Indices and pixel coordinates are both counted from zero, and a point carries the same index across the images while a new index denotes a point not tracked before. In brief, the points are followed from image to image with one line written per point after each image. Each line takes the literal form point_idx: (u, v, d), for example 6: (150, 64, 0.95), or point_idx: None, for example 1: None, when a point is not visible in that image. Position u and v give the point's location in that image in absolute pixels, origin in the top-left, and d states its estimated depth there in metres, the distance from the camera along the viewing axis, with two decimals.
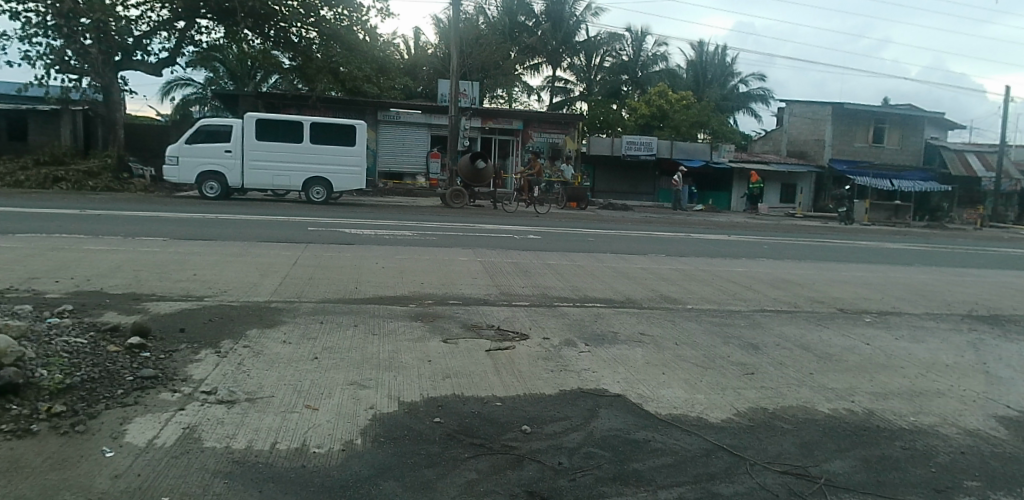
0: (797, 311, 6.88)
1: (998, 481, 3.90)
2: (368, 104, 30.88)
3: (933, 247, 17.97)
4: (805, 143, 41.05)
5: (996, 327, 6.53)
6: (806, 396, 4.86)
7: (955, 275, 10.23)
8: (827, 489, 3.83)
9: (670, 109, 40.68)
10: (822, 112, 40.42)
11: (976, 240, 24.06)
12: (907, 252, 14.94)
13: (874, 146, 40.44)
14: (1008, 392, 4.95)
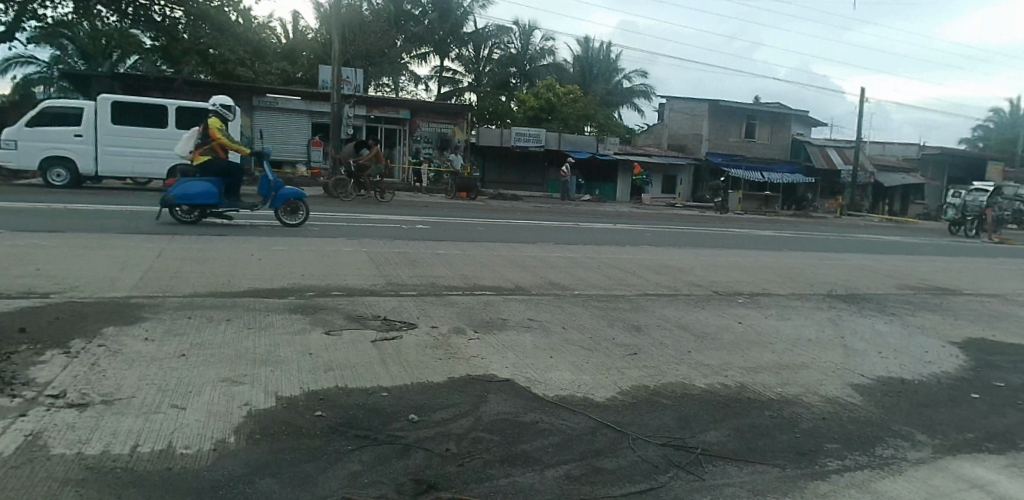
0: (677, 294, 7.22)
1: (852, 443, 4.31)
2: (241, 88, 29.95)
3: (796, 234, 19.44)
4: (684, 138, 43.45)
5: (851, 304, 7.16)
6: (684, 373, 5.09)
7: (812, 259, 11.21)
8: (701, 460, 4.08)
9: (557, 102, 41.32)
10: (699, 109, 42.91)
11: (836, 228, 26.26)
12: (768, 238, 16.15)
13: (746, 141, 43.44)
14: (862, 363, 5.45)
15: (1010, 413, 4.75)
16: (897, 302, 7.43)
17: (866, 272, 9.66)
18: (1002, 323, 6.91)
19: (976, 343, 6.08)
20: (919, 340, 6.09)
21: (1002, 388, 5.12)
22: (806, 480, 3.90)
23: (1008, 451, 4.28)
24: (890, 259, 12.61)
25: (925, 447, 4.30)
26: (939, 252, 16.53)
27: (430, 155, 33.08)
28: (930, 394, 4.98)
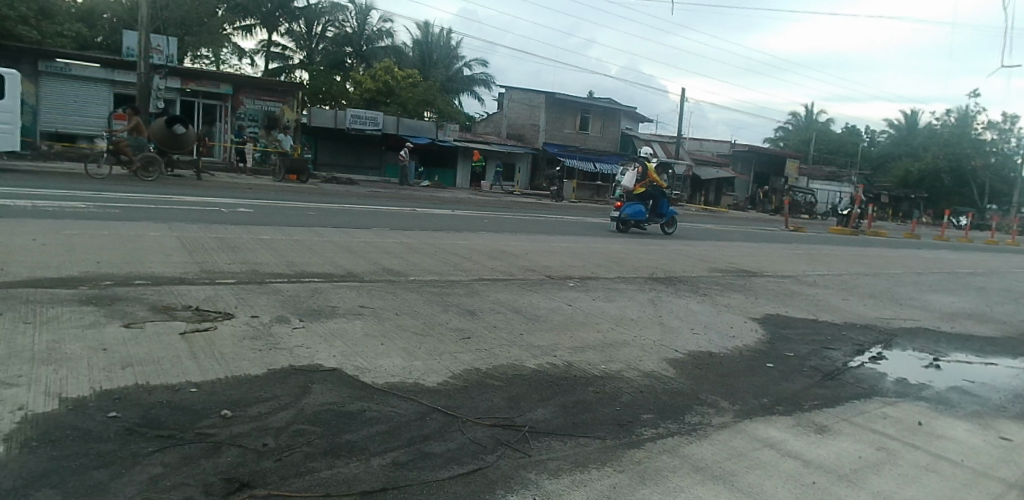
0: (511, 278, 7.41)
1: (666, 413, 4.66)
2: (25, 51, 27.02)
3: (621, 221, 20.87)
4: (522, 128, 44.81)
5: (669, 286, 7.77)
6: (516, 355, 5.21)
7: (634, 244, 12.06)
8: (528, 438, 4.20)
9: (396, 85, 41.15)
10: (536, 100, 44.40)
11: (659, 216, 28.64)
12: (596, 225, 17.14)
13: (580, 132, 45.86)
14: (675, 339, 5.93)
15: (796, 378, 5.40)
16: (708, 283, 8.20)
17: (682, 256, 10.57)
18: (788, 299, 7.90)
19: (770, 318, 6.88)
20: (725, 317, 6.75)
21: (789, 357, 5.82)
22: (623, 450, 4.17)
23: (794, 411, 4.86)
24: (697, 245, 13.93)
25: (728, 412, 4.76)
26: (737, 237, 18.57)
27: (255, 134, 31.94)
28: (733, 364, 5.52)
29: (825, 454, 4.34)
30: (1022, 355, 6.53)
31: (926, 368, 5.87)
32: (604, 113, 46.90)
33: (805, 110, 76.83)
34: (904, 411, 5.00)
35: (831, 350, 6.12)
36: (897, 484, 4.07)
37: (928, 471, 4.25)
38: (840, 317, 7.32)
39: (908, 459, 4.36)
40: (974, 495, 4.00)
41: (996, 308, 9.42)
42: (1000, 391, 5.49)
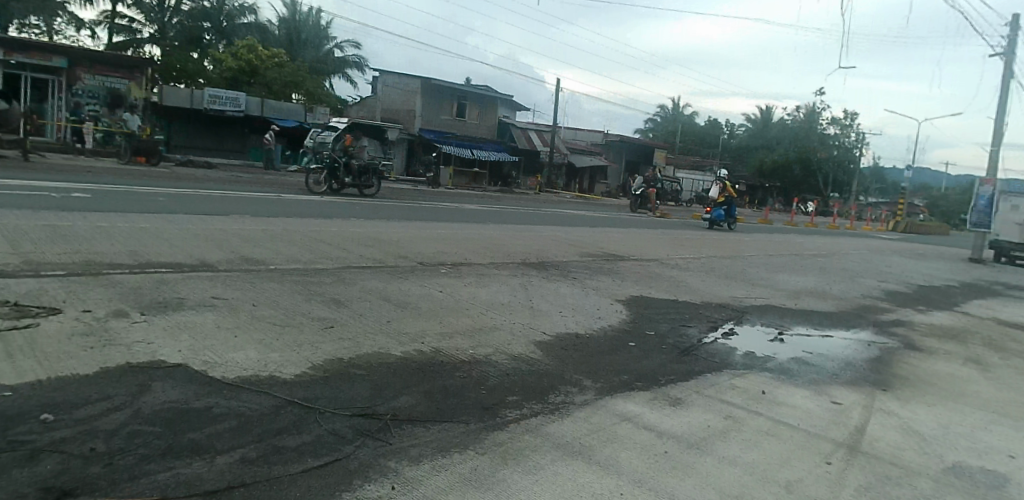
0: (382, 265, 7.28)
1: (531, 394, 4.73)
2: None
3: (496, 208, 21.17)
4: (398, 112, 44.80)
5: (540, 271, 7.94)
6: (381, 343, 5.12)
7: (507, 230, 12.26)
8: (390, 426, 4.11)
9: (261, 65, 39.78)
10: (412, 85, 44.41)
11: (537, 203, 29.45)
12: (473, 212, 17.35)
13: (457, 119, 46.38)
14: (543, 321, 6.07)
15: (654, 355, 5.68)
16: (579, 267, 8.47)
17: (556, 242, 10.88)
18: (653, 281, 8.32)
19: (634, 299, 7.21)
20: (593, 299, 6.99)
21: (650, 335, 6.11)
22: (487, 433, 4.20)
23: (652, 386, 5.10)
24: (568, 231, 14.47)
25: (591, 390, 4.91)
26: (608, 223, 19.54)
27: (96, 112, 29.74)
28: (598, 345, 5.72)
29: (680, 426, 4.63)
30: (851, 328, 7.32)
31: (772, 342, 6.39)
32: (480, 100, 47.51)
33: (673, 103, 81.70)
34: (751, 382, 5.39)
35: (689, 328, 6.50)
36: (741, 451, 4.43)
37: (769, 435, 4.66)
38: (700, 297, 7.80)
39: (754, 426, 4.75)
40: (805, 456, 4.47)
41: (831, 285, 10.50)
42: (832, 360, 6.11)
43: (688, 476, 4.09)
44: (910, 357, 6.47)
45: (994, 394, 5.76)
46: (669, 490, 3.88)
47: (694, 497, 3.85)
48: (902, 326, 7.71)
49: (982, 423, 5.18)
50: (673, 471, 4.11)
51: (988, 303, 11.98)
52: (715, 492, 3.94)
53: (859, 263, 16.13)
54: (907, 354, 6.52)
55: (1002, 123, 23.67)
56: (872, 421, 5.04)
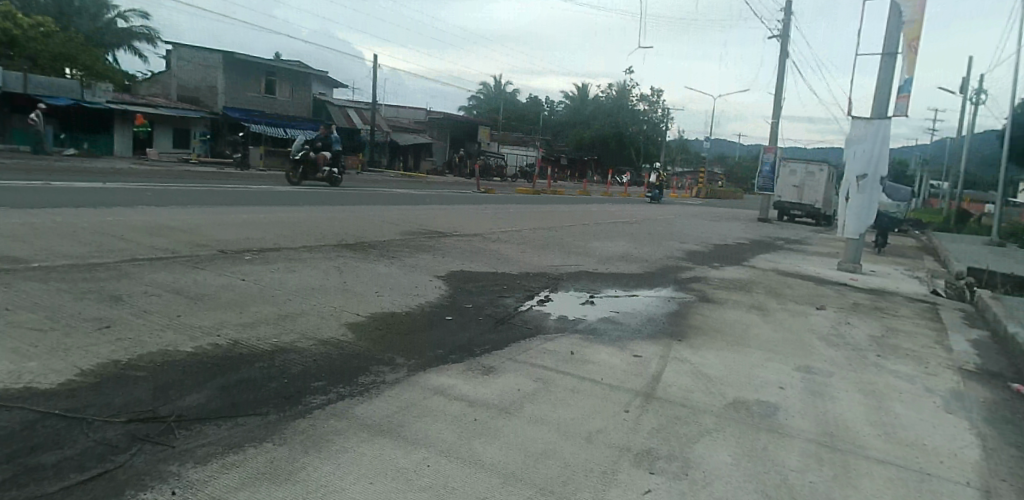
0: (176, 255, 6.87)
1: (338, 378, 4.64)
2: None
3: (308, 189, 20.82)
4: (198, 89, 42.15)
5: (359, 252, 8.00)
6: (170, 340, 4.77)
7: (313, 212, 12.15)
8: (175, 428, 3.79)
9: (23, 35, 35.85)
10: (210, 60, 41.93)
11: (358, 182, 29.61)
12: (288, 194, 17.11)
13: (266, 96, 44.23)
14: (353, 302, 6.08)
15: (470, 326, 5.85)
16: (398, 246, 8.72)
17: (373, 224, 11.00)
18: (475, 257, 8.60)
19: (454, 274, 7.45)
20: (411, 276, 7.14)
21: (467, 308, 6.31)
22: (288, 422, 4.04)
23: (467, 358, 5.24)
24: (382, 210, 14.74)
25: (402, 368, 4.93)
26: (431, 200, 20.14)
27: None
28: (412, 321, 5.79)
29: (491, 393, 4.80)
30: (655, 286, 8.14)
31: (583, 304, 6.90)
32: (292, 76, 45.66)
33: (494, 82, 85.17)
34: (561, 344, 5.74)
35: (506, 298, 6.78)
36: (549, 410, 4.71)
37: (575, 392, 5.01)
38: (518, 267, 8.25)
39: (562, 385, 5.06)
40: (607, 408, 4.88)
41: (638, 249, 11.65)
42: (635, 317, 6.74)
43: (498, 440, 4.24)
44: (702, 309, 7.37)
45: (768, 335, 6.78)
46: (477, 456, 4.00)
47: (501, 461, 3.98)
48: (697, 282, 8.76)
49: (757, 361, 6.05)
50: (483, 438, 4.24)
51: (766, 257, 14.09)
52: (522, 452, 4.13)
53: (661, 228, 18.16)
54: (700, 306, 7.42)
55: (780, 97, 28.90)
56: (668, 369, 5.62)
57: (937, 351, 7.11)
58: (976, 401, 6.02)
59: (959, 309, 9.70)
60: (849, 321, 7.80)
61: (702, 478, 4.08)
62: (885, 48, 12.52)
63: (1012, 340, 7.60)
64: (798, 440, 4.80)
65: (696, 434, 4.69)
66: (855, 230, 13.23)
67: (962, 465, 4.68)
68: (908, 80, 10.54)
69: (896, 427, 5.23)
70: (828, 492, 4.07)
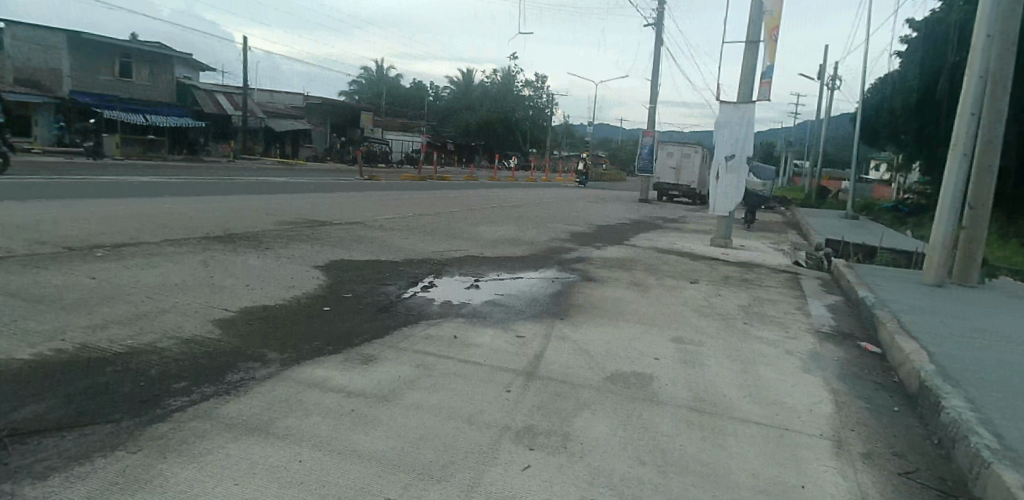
0: (14, 255, 6.34)
1: (202, 378, 4.43)
2: None
3: (161, 178, 19.63)
4: (35, 71, 37.18)
5: (227, 245, 8.10)
6: (4, 348, 4.36)
7: (168, 205, 11.60)
8: (9, 443, 3.44)
9: None
10: (55, 40, 37.50)
11: (222, 170, 28.40)
12: (146, 184, 16.17)
13: (122, 80, 40.70)
14: (221, 297, 5.94)
15: (349, 316, 5.93)
16: (272, 237, 9.07)
17: (243, 219, 10.72)
18: (365, 245, 9.16)
19: (332, 263, 7.74)
20: (287, 266, 7.34)
21: (346, 297, 6.42)
22: (145, 426, 3.80)
23: (343, 348, 5.24)
24: (249, 201, 14.32)
25: (273, 363, 4.81)
26: (309, 190, 19.70)
27: None
28: (284, 315, 5.73)
29: (370, 383, 4.76)
30: (540, 269, 8.61)
31: (467, 287, 7.26)
32: (151, 59, 42.31)
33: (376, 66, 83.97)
34: (445, 329, 5.86)
35: (389, 286, 6.95)
36: (429, 396, 4.72)
37: (456, 376, 5.07)
38: (399, 254, 8.76)
39: (442, 370, 5.12)
40: (488, 389, 4.95)
41: (522, 234, 12.17)
42: (520, 299, 7.03)
43: (376, 429, 4.18)
44: (584, 289, 7.72)
45: (646, 310, 7.22)
46: (353, 447, 3.92)
47: (378, 450, 3.92)
48: (580, 261, 9.44)
49: (633, 335, 6.41)
50: (360, 429, 4.16)
51: (647, 236, 14.92)
52: (401, 440, 4.09)
53: (548, 213, 18.77)
54: (582, 285, 7.86)
55: (655, 85, 31.01)
56: (550, 347, 5.84)
57: (798, 316, 7.84)
58: (830, 359, 6.65)
59: (817, 277, 10.70)
60: (719, 294, 8.43)
61: (580, 450, 4.22)
62: (750, 36, 13.37)
63: (862, 303, 8.46)
64: (672, 406, 5.08)
65: (576, 408, 4.86)
66: (724, 208, 14.35)
67: (816, 418, 5.15)
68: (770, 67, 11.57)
69: (761, 388, 5.66)
70: (698, 454, 4.33)
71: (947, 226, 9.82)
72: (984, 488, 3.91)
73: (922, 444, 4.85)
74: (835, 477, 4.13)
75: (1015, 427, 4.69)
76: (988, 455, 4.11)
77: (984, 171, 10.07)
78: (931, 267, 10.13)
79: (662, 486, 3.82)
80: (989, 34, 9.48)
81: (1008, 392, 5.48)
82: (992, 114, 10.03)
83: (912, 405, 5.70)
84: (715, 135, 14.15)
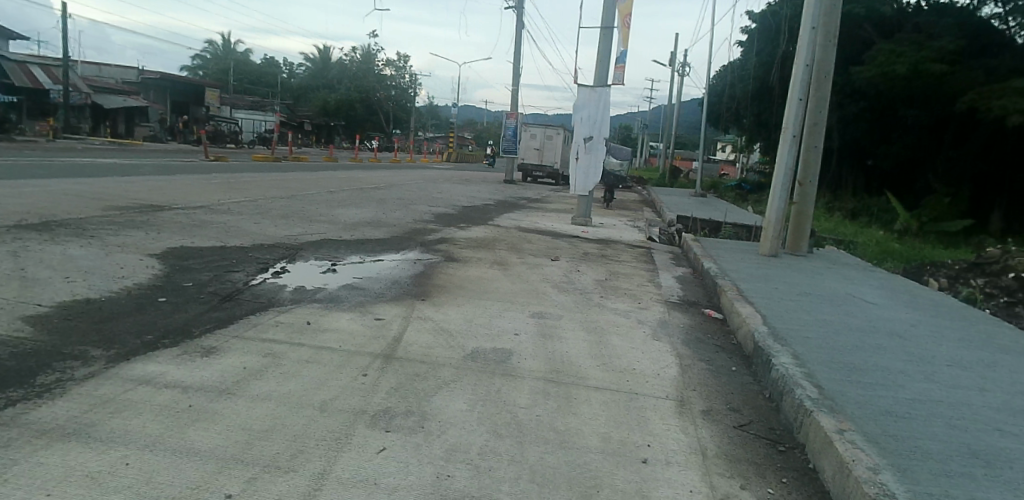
0: None
1: (10, 381, 4.01)
2: None
3: None
4: None
5: (44, 233, 7.56)
6: None
7: None
8: None
9: None
10: None
11: (31, 151, 25.44)
12: None
13: None
14: (38, 293, 5.52)
15: (189, 306, 5.92)
16: (100, 224, 8.62)
17: (62, 204, 9.89)
18: (216, 233, 9.20)
19: (168, 252, 7.66)
20: (117, 257, 7.08)
21: (188, 287, 6.46)
22: None
23: (180, 342, 5.08)
24: (65, 183, 13.18)
25: (96, 362, 4.49)
26: (142, 171, 18.34)
27: None
28: (112, 309, 5.50)
29: (210, 376, 4.55)
30: (403, 251, 9.21)
31: (324, 272, 7.69)
32: None
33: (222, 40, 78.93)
34: (299, 316, 6.00)
35: (236, 273, 7.21)
36: (277, 385, 4.55)
37: (307, 364, 4.97)
38: (250, 240, 9.03)
39: (292, 359, 5.02)
40: (343, 375, 4.85)
41: (379, 218, 12.40)
42: (377, 281, 7.47)
43: (216, 424, 3.90)
44: (446, 274, 7.99)
45: (507, 288, 7.67)
46: (188, 445, 3.60)
47: (217, 445, 3.64)
48: (443, 244, 9.96)
49: (492, 314, 6.66)
50: (198, 425, 3.87)
51: (512, 216, 15.41)
52: (244, 433, 3.83)
53: (411, 194, 18.84)
54: (442, 267, 8.38)
55: (517, 69, 31.96)
56: (408, 330, 5.98)
57: (649, 288, 8.53)
58: (675, 325, 7.24)
59: (668, 252, 11.60)
60: (578, 270, 9.00)
61: (437, 428, 4.17)
62: (604, 22, 14.00)
63: (705, 274, 9.28)
64: (529, 380, 5.23)
65: (435, 387, 4.86)
66: (584, 187, 15.14)
67: (662, 382, 5.53)
68: (624, 53, 12.38)
69: (614, 356, 6.01)
70: (553, 422, 4.46)
71: (780, 203, 10.95)
72: (806, 432, 4.33)
73: (756, 399, 5.34)
74: (677, 434, 4.43)
75: (830, 376, 5.27)
76: (808, 402, 4.53)
77: (811, 151, 11.26)
78: (767, 240, 11.26)
79: (518, 456, 3.84)
80: (813, 26, 10.54)
81: (827, 348, 6.19)
82: (817, 100, 11.20)
83: (747, 364, 6.30)
84: (573, 117, 14.95)
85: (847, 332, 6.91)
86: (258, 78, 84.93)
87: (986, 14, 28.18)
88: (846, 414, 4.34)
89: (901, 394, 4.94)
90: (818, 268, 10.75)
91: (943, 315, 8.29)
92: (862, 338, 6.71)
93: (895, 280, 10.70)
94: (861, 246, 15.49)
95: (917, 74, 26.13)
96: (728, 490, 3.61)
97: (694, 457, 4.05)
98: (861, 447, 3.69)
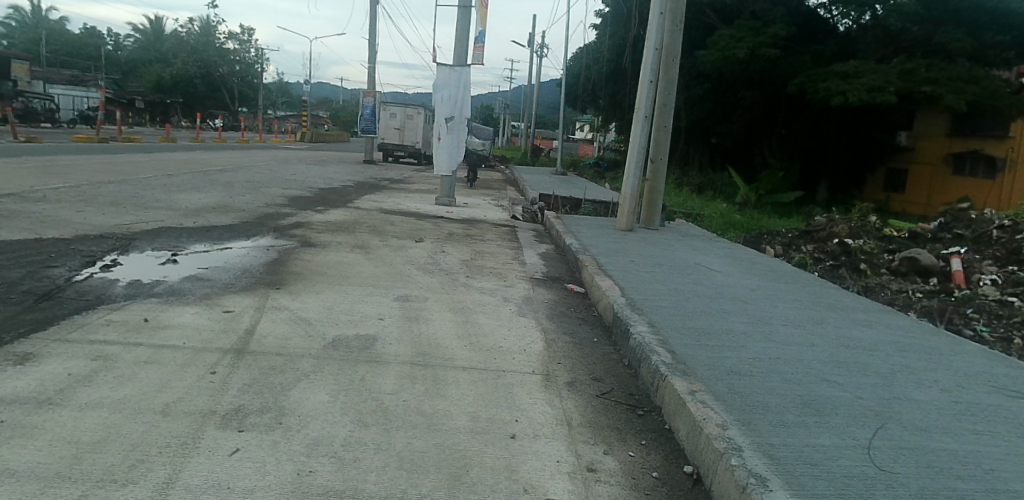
0: None
1: None
2: None
3: None
4: None
5: None
6: None
7: None
8: None
9: None
10: None
11: None
12: None
13: None
14: None
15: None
16: None
17: None
18: (26, 223, 8.00)
19: None
20: None
21: None
22: None
23: None
24: None
25: None
26: None
27: None
28: None
29: (27, 386, 3.96)
30: (254, 237, 8.61)
31: (163, 264, 6.97)
32: None
33: None
34: (134, 312, 5.43)
35: (56, 268, 6.32)
36: (110, 391, 4.06)
37: (147, 365, 4.51)
38: (70, 229, 8.00)
39: (127, 361, 4.52)
40: (189, 375, 4.44)
41: (223, 203, 11.50)
42: (227, 270, 6.97)
43: (38, 440, 3.39)
44: (303, 259, 7.64)
45: (369, 271, 7.50)
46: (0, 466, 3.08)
47: (36, 463, 3.14)
48: (299, 228, 9.45)
49: (354, 300, 6.46)
50: (14, 442, 3.33)
51: (372, 197, 14.96)
52: (71, 446, 3.35)
53: (260, 176, 17.66)
54: (299, 252, 7.96)
55: (373, 45, 30.97)
56: (263, 320, 5.65)
57: (514, 265, 8.72)
58: (540, 300, 7.44)
59: (531, 230, 11.92)
60: (443, 250, 8.98)
61: (297, 423, 3.93)
62: (462, 1, 13.90)
63: (567, 249, 9.64)
64: (395, 365, 5.11)
65: (293, 380, 4.59)
66: (448, 167, 15.06)
67: (528, 357, 5.66)
68: (483, 34, 12.38)
69: (480, 335, 6.05)
70: (420, 406, 4.39)
71: (635, 181, 11.59)
72: (662, 396, 4.63)
73: (616, 367, 5.66)
74: (543, 407, 4.56)
75: (681, 341, 5.70)
76: (663, 368, 4.84)
77: (661, 130, 12.00)
78: (624, 216, 11.91)
79: (385, 445, 3.73)
80: (661, 10, 11.15)
81: (678, 315, 6.69)
82: (666, 82, 11.93)
83: (608, 335, 6.63)
84: (432, 97, 14.78)
85: (698, 299, 7.50)
86: (78, 50, 75.08)
87: (812, 4, 31.31)
88: (696, 376, 4.69)
89: (744, 354, 5.44)
90: (669, 240, 11.58)
91: (777, 279, 9.29)
92: (709, 304, 7.32)
93: (736, 248, 11.80)
94: (707, 218, 16.92)
95: (755, 57, 28.55)
96: (592, 457, 3.78)
97: (559, 429, 4.19)
98: (709, 407, 3.99)
